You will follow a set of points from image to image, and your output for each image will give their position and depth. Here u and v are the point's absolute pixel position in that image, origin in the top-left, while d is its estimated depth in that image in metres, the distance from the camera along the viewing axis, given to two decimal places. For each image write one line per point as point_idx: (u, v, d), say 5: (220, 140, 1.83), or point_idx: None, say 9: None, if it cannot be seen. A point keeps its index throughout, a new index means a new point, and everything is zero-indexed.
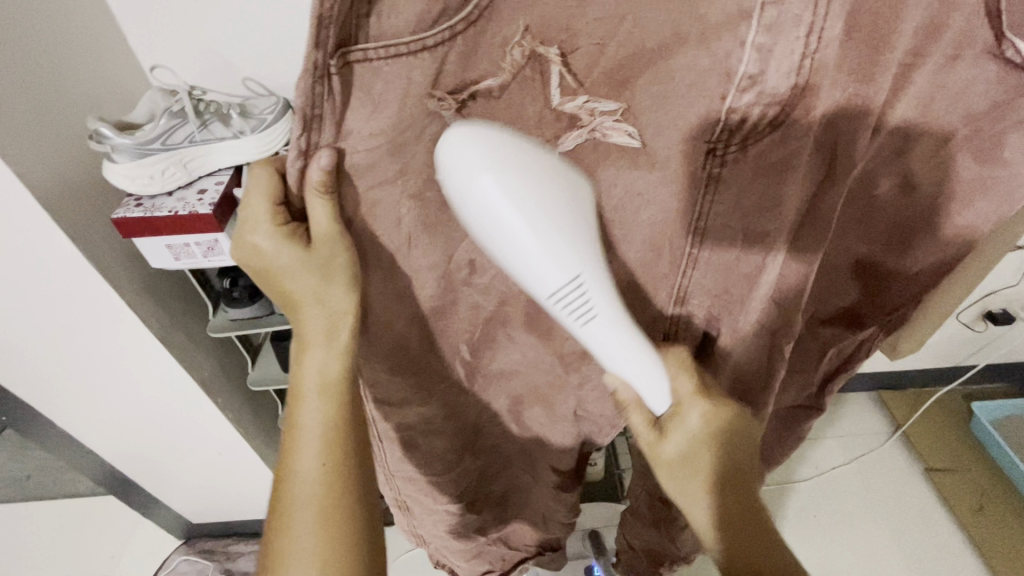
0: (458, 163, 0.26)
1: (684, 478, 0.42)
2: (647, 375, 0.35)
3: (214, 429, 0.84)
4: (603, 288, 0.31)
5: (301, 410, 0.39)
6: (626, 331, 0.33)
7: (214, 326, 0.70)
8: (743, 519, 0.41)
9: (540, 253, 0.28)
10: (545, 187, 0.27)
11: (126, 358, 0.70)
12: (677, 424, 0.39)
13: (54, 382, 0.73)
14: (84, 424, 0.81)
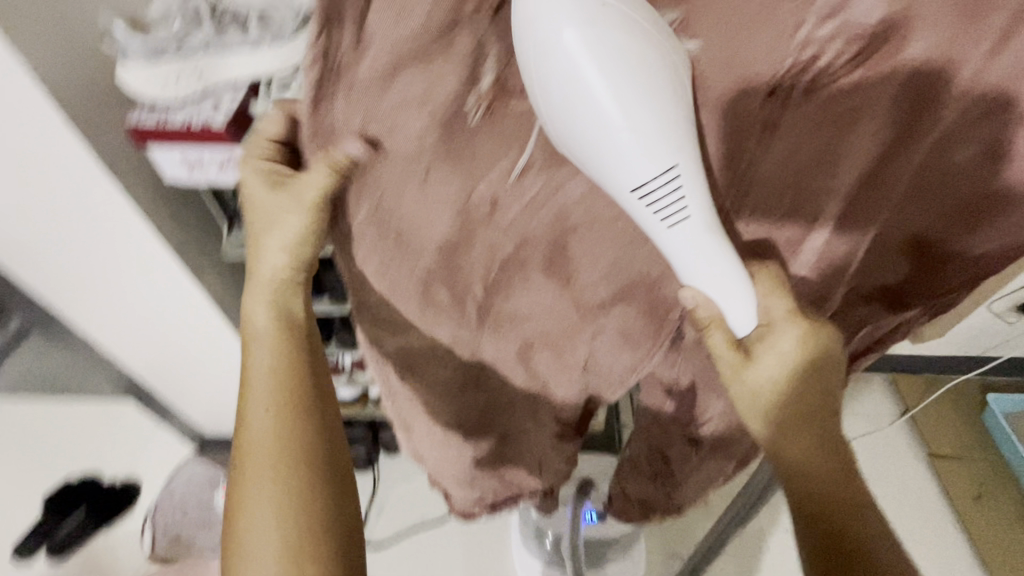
0: (544, 10, 0.27)
1: (764, 403, 0.40)
2: (734, 293, 0.34)
3: (227, 346, 0.85)
4: (699, 186, 0.30)
5: (253, 356, 0.44)
6: (717, 237, 0.32)
7: (228, 249, 0.68)
8: (828, 453, 0.40)
9: (632, 142, 0.28)
10: (641, 50, 0.27)
11: (142, 269, 0.70)
12: (769, 346, 0.38)
13: (71, 288, 0.74)
14: (102, 332, 0.83)
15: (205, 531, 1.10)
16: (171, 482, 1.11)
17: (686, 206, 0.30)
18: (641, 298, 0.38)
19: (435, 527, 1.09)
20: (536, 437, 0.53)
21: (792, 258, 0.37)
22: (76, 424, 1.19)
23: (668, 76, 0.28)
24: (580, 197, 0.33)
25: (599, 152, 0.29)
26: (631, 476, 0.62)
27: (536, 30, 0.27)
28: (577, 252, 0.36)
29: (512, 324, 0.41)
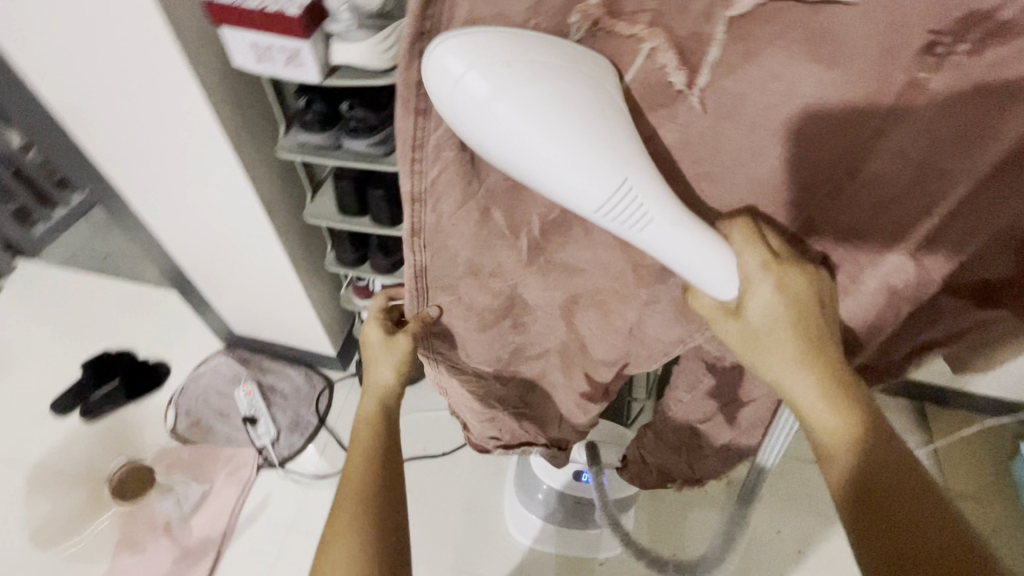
0: (445, 69, 0.27)
1: (764, 358, 0.36)
2: (710, 262, 0.32)
3: (269, 252, 0.86)
4: (651, 184, 0.29)
5: (358, 439, 0.51)
6: (685, 223, 0.31)
7: (283, 147, 0.67)
8: (844, 403, 0.35)
9: (577, 167, 0.27)
10: (561, 86, 0.27)
11: (200, 158, 0.71)
12: (752, 296, 0.34)
13: (133, 166, 0.76)
14: (156, 216, 0.85)
15: (223, 422, 1.13)
16: (198, 370, 1.17)
17: (646, 208, 0.29)
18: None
19: (437, 461, 1.13)
20: (562, 392, 0.53)
21: (891, 249, 0.33)
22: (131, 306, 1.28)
23: (584, 105, 0.27)
24: (667, 150, 0.31)
25: (549, 183, 0.28)
26: (653, 446, 0.61)
27: (448, 84, 0.27)
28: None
29: (567, 271, 0.39)
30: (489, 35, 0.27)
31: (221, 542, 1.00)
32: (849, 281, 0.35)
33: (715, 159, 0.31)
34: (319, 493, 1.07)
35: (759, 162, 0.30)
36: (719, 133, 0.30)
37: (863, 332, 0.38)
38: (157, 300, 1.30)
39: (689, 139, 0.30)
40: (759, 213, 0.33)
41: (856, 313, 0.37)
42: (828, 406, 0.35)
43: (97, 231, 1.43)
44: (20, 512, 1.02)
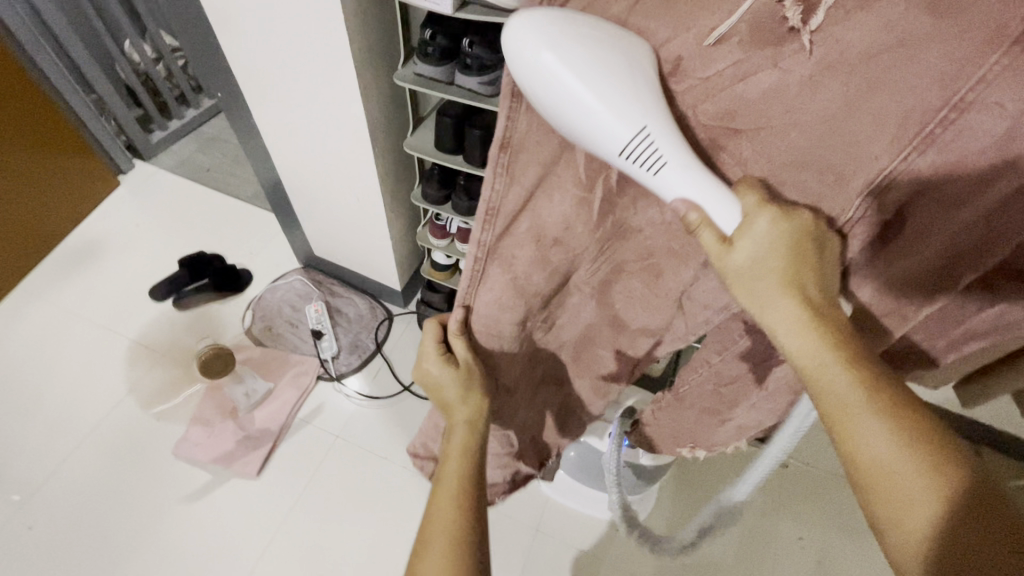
0: (521, 44, 0.32)
1: (752, 285, 0.37)
2: (712, 201, 0.34)
3: (365, 178, 0.94)
4: (665, 136, 0.33)
5: (445, 469, 0.50)
6: (699, 173, 0.34)
7: (400, 75, 0.74)
8: (823, 330, 0.36)
9: (605, 115, 0.32)
10: (606, 48, 0.31)
11: (326, 80, 0.78)
12: (747, 232, 0.35)
13: (263, 79, 0.84)
14: (274, 130, 0.94)
15: (294, 331, 1.23)
16: (276, 284, 1.28)
17: (661, 154, 0.33)
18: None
19: None
20: (611, 343, 0.55)
21: (968, 201, 0.33)
22: (229, 219, 1.42)
23: (624, 64, 0.32)
24: (759, 96, 0.33)
25: (582, 123, 0.33)
26: (672, 407, 0.65)
27: (516, 47, 0.32)
28: (728, 157, 0.36)
29: (631, 224, 0.43)
30: (553, 16, 0.32)
31: (278, 435, 1.11)
32: (914, 231, 0.36)
33: (807, 109, 0.33)
34: (365, 411, 1.15)
35: (856, 117, 0.32)
36: (815, 86, 0.32)
37: (913, 285, 0.39)
38: (249, 216, 1.43)
39: (786, 87, 0.32)
40: (832, 167, 0.34)
41: (908, 262, 0.38)
42: (811, 334, 0.36)
43: (206, 148, 1.58)
44: (126, 371, 1.17)
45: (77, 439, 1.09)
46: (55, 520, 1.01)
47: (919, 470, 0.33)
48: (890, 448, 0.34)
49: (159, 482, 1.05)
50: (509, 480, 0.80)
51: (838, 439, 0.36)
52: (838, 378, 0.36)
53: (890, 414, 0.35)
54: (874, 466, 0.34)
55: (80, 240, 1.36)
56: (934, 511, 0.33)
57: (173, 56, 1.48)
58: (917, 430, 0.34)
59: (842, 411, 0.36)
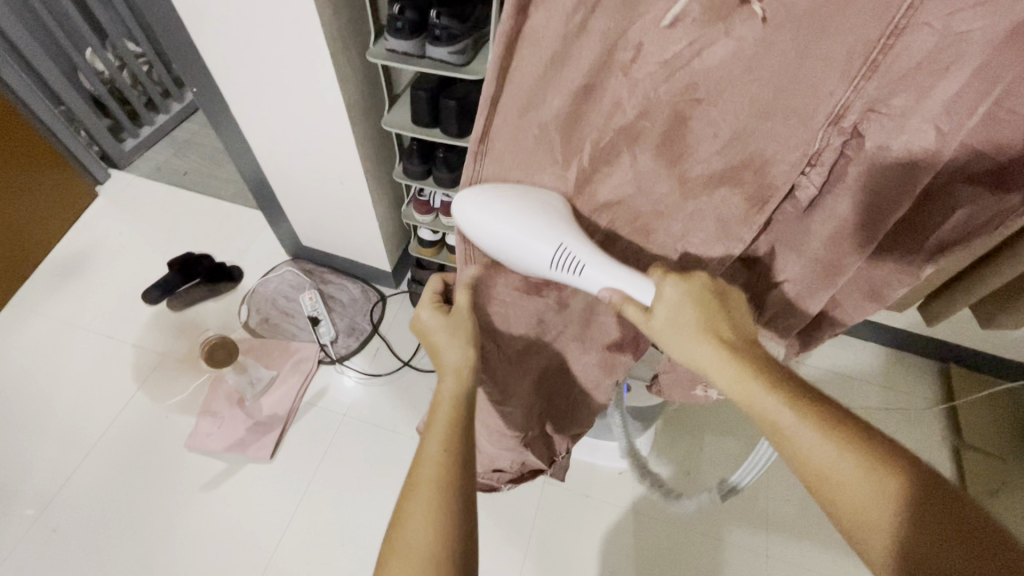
0: (465, 214, 0.41)
1: (673, 335, 0.42)
2: (631, 282, 0.42)
3: (346, 160, 0.96)
4: (580, 248, 0.40)
5: (435, 416, 0.47)
6: (616, 268, 0.42)
7: (374, 53, 0.77)
8: (743, 365, 0.40)
9: (530, 246, 0.40)
10: (521, 203, 0.39)
11: (299, 65, 0.81)
12: (660, 300, 0.42)
13: (237, 72, 0.86)
14: (253, 124, 0.97)
15: (290, 320, 1.27)
16: (267, 277, 1.31)
17: (579, 261, 0.41)
18: (746, 177, 0.39)
19: None
20: (610, 309, 0.56)
21: (915, 110, 0.32)
22: (217, 218, 1.44)
23: (540, 212, 0.39)
24: (717, 64, 0.32)
25: (514, 253, 0.41)
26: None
27: (457, 217, 0.41)
28: (697, 123, 0.36)
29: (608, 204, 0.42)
30: (478, 188, 0.41)
31: (287, 418, 1.14)
32: (872, 147, 0.35)
33: (763, 66, 0.32)
34: (370, 388, 1.20)
35: (813, 70, 0.32)
36: (769, 46, 0.31)
37: (880, 202, 0.38)
38: (236, 215, 1.45)
39: (742, 51, 0.31)
40: (796, 110, 0.34)
41: (873, 179, 0.37)
42: (734, 368, 0.40)
43: (182, 153, 1.58)
44: (134, 370, 1.20)
45: (85, 449, 1.10)
46: (76, 522, 1.03)
47: (859, 471, 0.36)
48: (829, 455, 0.36)
49: (174, 476, 1.08)
50: (517, 468, 0.81)
51: (784, 455, 0.39)
52: (770, 403, 0.38)
53: (825, 426, 0.37)
54: (826, 476, 0.36)
55: (63, 255, 1.37)
56: (886, 507, 0.35)
57: (138, 62, 1.48)
58: (848, 433, 0.37)
59: (784, 435, 0.38)
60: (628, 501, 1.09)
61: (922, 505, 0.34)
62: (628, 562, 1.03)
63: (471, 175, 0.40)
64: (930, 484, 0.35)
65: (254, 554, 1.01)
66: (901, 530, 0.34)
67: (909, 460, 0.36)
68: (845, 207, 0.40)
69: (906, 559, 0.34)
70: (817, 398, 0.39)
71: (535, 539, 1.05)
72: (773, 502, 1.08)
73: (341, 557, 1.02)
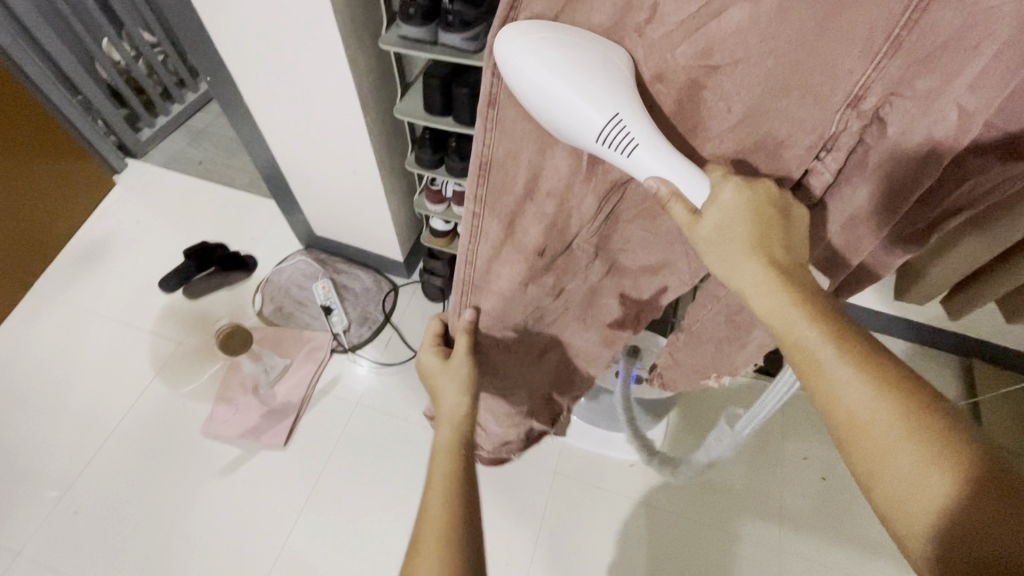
0: (510, 51, 0.31)
1: (718, 249, 0.37)
2: (688, 176, 0.35)
3: (357, 149, 0.95)
4: (636, 122, 0.33)
5: (435, 463, 0.50)
6: (672, 156, 0.35)
7: (386, 39, 0.76)
8: (789, 291, 0.36)
9: (582, 106, 0.32)
10: (581, 51, 0.31)
11: (310, 53, 0.80)
12: (715, 204, 0.36)
13: (249, 60, 0.86)
14: (265, 113, 0.97)
15: (303, 309, 1.28)
16: (280, 265, 1.32)
17: (633, 136, 0.33)
18: (758, 162, 0.38)
19: None
20: (614, 289, 0.54)
21: (942, 92, 0.31)
22: (232, 207, 1.45)
23: (598, 68, 0.32)
24: (733, 30, 0.30)
25: (556, 117, 0.33)
26: (687, 343, 0.62)
27: (495, 61, 0.33)
28: (710, 95, 0.34)
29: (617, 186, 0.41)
30: (525, 25, 0.32)
31: (300, 407, 1.16)
32: (893, 133, 0.34)
33: (779, 39, 0.31)
34: (383, 377, 1.20)
35: (832, 43, 0.30)
36: (785, 12, 0.29)
37: (901, 185, 0.36)
38: (250, 205, 1.46)
39: (757, 18, 0.30)
40: (812, 91, 0.33)
41: (890, 168, 0.36)
42: (779, 297, 0.37)
43: (198, 142, 1.59)
44: (151, 359, 1.22)
45: (105, 433, 1.13)
46: (96, 505, 1.06)
47: (898, 424, 0.33)
48: (867, 402, 0.34)
49: (191, 461, 1.10)
50: (524, 437, 0.83)
51: (817, 395, 0.36)
52: (811, 335, 0.35)
53: (865, 366, 0.34)
54: (855, 417, 0.34)
55: (83, 244, 1.39)
56: (921, 462, 0.32)
57: (153, 51, 1.49)
58: (893, 382, 0.34)
59: (819, 369, 0.35)
60: (639, 493, 1.08)
61: (966, 472, 0.31)
62: (639, 555, 1.03)
63: (489, 87, 0.34)
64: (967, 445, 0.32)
65: (269, 540, 1.03)
66: (936, 493, 0.31)
67: (958, 423, 0.32)
68: (866, 201, 0.39)
69: (930, 511, 0.31)
70: (863, 335, 0.36)
71: (546, 529, 1.05)
72: (788, 497, 1.07)
73: (353, 544, 1.03)
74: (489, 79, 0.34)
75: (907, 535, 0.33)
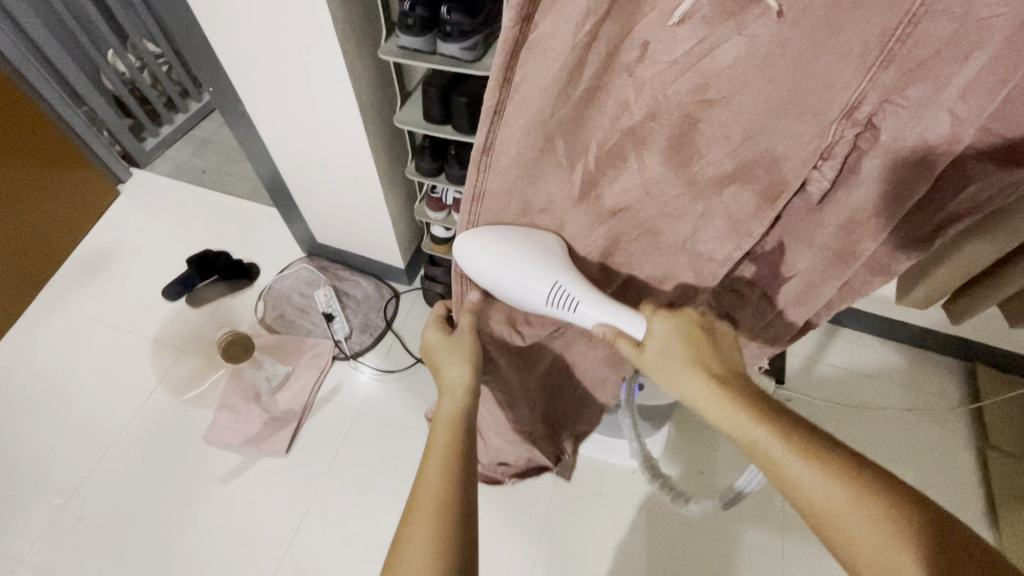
0: (467, 254, 0.43)
1: (666, 369, 0.44)
2: (622, 316, 0.45)
3: (359, 158, 0.96)
4: (573, 286, 0.43)
5: (434, 435, 0.48)
6: (607, 305, 0.45)
7: (386, 49, 0.77)
8: (734, 395, 0.41)
9: (527, 284, 0.42)
10: (520, 247, 0.42)
11: (312, 65, 0.81)
12: (652, 336, 0.45)
13: (252, 73, 0.87)
14: (267, 123, 0.98)
15: (305, 317, 1.28)
16: (283, 273, 1.33)
17: (573, 297, 0.43)
18: (757, 175, 0.38)
19: None
20: None
21: (933, 100, 0.32)
22: (235, 215, 1.46)
23: (535, 254, 0.42)
24: (731, 63, 0.31)
25: (512, 292, 0.44)
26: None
27: (458, 258, 0.44)
28: (706, 127, 0.35)
29: (617, 208, 0.41)
30: (477, 230, 0.43)
31: (302, 413, 1.16)
32: (886, 139, 0.34)
33: (777, 68, 0.31)
34: (385, 385, 1.21)
35: (829, 64, 0.31)
36: (783, 43, 0.30)
37: (896, 190, 0.36)
38: (252, 213, 1.47)
39: (755, 52, 0.31)
40: (808, 106, 0.34)
41: (884, 176, 0.36)
42: (725, 401, 0.41)
43: (201, 151, 1.61)
44: (154, 366, 1.23)
45: (109, 439, 1.14)
46: (100, 511, 1.06)
47: (858, 505, 0.34)
48: (824, 493, 0.35)
49: (193, 467, 1.11)
50: (522, 463, 0.82)
51: (783, 490, 0.38)
52: (760, 434, 0.39)
53: (816, 458, 0.37)
54: (817, 509, 0.36)
55: (88, 253, 1.40)
56: (891, 551, 0.33)
57: (157, 62, 1.51)
58: (844, 466, 0.36)
59: (775, 466, 0.38)
60: (642, 499, 1.08)
61: (936, 546, 0.32)
62: (641, 562, 1.02)
63: (484, 140, 0.36)
64: (932, 528, 0.33)
65: (271, 546, 1.03)
66: None
67: (916, 497, 0.34)
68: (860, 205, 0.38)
69: None
70: (810, 428, 0.39)
71: (548, 537, 1.05)
72: (790, 504, 1.06)
73: (356, 549, 1.03)
74: (484, 133, 0.35)
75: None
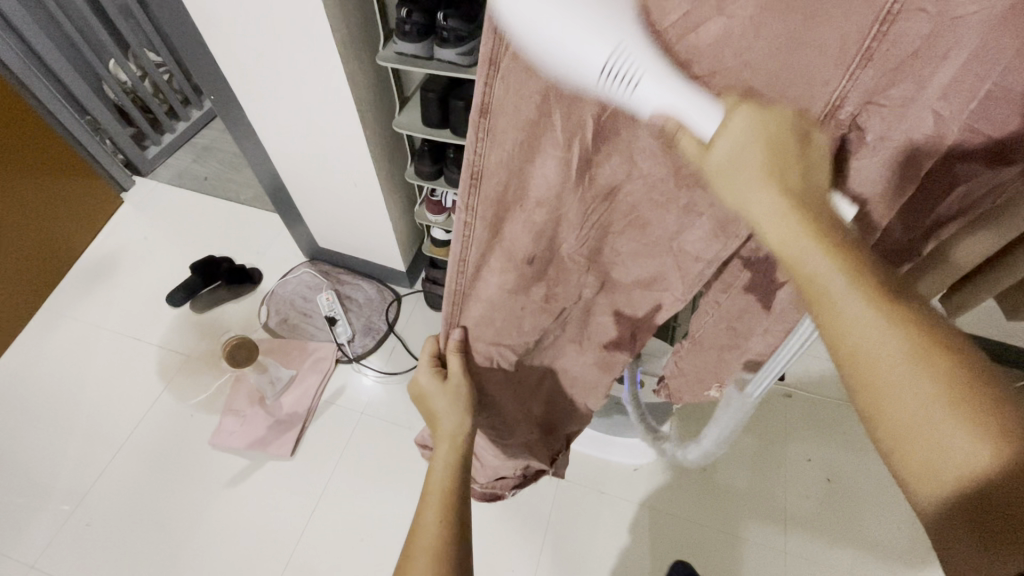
0: None
1: (728, 177, 0.33)
2: (698, 105, 0.31)
3: (356, 161, 0.97)
4: (639, 53, 0.29)
5: (432, 482, 0.55)
6: (685, 88, 0.31)
7: (383, 56, 0.78)
8: (800, 215, 0.31)
9: (583, 38, 0.28)
10: None
11: (311, 71, 0.82)
12: (727, 133, 0.32)
13: (250, 79, 0.89)
14: (268, 130, 0.99)
15: (308, 321, 1.30)
16: (285, 277, 1.34)
17: (636, 70, 0.30)
18: None
19: None
20: (607, 307, 0.54)
21: (916, 100, 0.32)
22: (238, 221, 1.48)
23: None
24: (711, 43, 0.30)
25: (552, 52, 0.29)
26: (691, 352, 0.61)
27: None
28: None
29: (608, 197, 0.41)
30: None
31: (306, 417, 1.17)
32: (873, 139, 0.34)
33: (755, 49, 0.31)
34: (388, 387, 1.22)
35: (813, 62, 0.31)
36: (758, 27, 0.30)
37: (891, 189, 0.37)
38: (255, 220, 1.48)
39: (732, 34, 0.30)
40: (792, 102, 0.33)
41: (867, 177, 0.36)
42: (786, 220, 0.32)
43: (202, 159, 1.62)
44: (160, 373, 1.24)
45: (115, 445, 1.15)
46: (108, 517, 1.07)
47: (917, 363, 0.28)
48: (882, 340, 0.28)
49: (199, 471, 1.12)
50: (519, 473, 0.84)
51: (826, 330, 0.31)
52: (821, 263, 0.30)
53: (885, 299, 0.29)
54: (866, 356, 0.29)
55: (91, 260, 1.42)
56: (946, 415, 0.27)
57: (159, 71, 1.53)
58: (913, 315, 0.29)
59: (830, 303, 0.30)
60: (645, 498, 1.09)
61: (1002, 415, 0.26)
62: (644, 559, 1.03)
63: (482, 98, 0.35)
64: (1003, 398, 0.26)
65: (276, 550, 1.04)
66: (961, 448, 0.26)
67: (988, 364, 0.27)
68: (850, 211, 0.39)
69: (950, 469, 0.27)
70: (882, 267, 0.30)
71: (552, 537, 1.05)
72: (792, 499, 1.07)
73: (360, 551, 1.04)
74: (480, 90, 0.34)
75: (916, 487, 0.28)
